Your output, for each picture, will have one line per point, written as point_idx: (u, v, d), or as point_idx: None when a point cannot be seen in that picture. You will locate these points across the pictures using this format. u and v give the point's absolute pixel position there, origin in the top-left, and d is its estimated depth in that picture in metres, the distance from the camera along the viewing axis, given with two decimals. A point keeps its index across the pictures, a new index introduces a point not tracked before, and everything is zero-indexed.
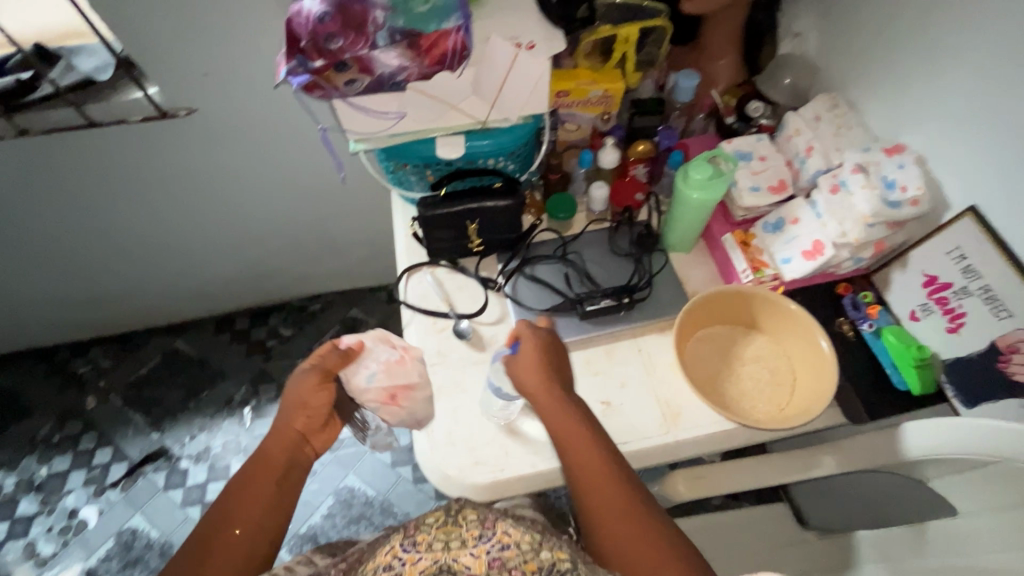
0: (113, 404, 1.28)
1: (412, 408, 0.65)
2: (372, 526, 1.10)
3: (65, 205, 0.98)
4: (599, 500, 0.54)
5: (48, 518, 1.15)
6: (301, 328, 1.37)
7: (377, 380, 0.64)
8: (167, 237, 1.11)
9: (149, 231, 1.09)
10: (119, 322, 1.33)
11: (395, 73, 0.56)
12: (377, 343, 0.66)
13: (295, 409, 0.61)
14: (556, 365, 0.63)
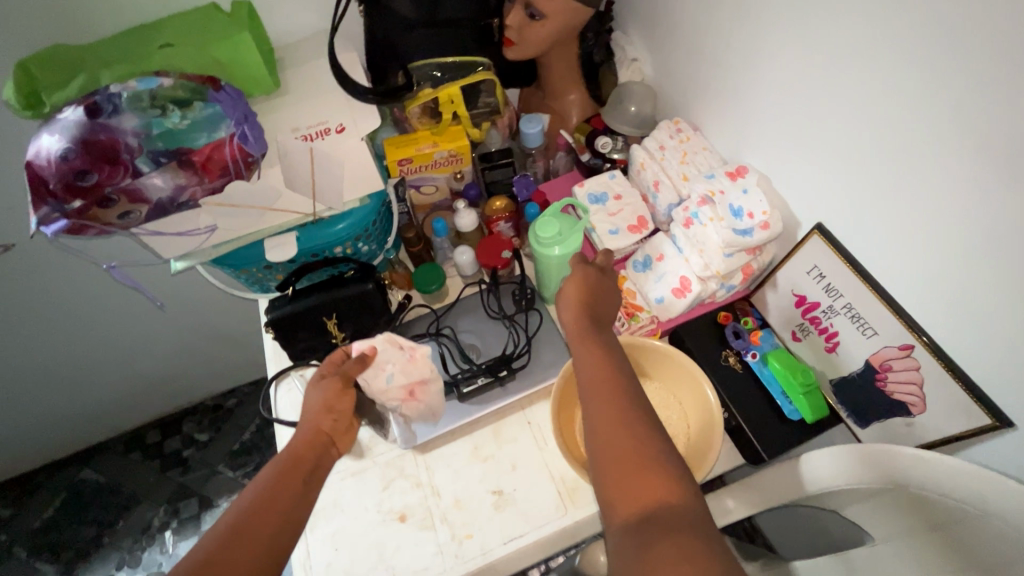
0: (18, 557, 1.16)
1: (430, 400, 0.61)
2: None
3: None
4: (608, 433, 0.41)
5: None
6: (219, 428, 1.27)
7: (395, 380, 0.58)
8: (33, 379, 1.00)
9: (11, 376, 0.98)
10: (10, 466, 1.20)
11: (174, 196, 0.51)
12: (386, 344, 0.59)
13: (317, 413, 0.52)
14: (598, 303, 0.52)
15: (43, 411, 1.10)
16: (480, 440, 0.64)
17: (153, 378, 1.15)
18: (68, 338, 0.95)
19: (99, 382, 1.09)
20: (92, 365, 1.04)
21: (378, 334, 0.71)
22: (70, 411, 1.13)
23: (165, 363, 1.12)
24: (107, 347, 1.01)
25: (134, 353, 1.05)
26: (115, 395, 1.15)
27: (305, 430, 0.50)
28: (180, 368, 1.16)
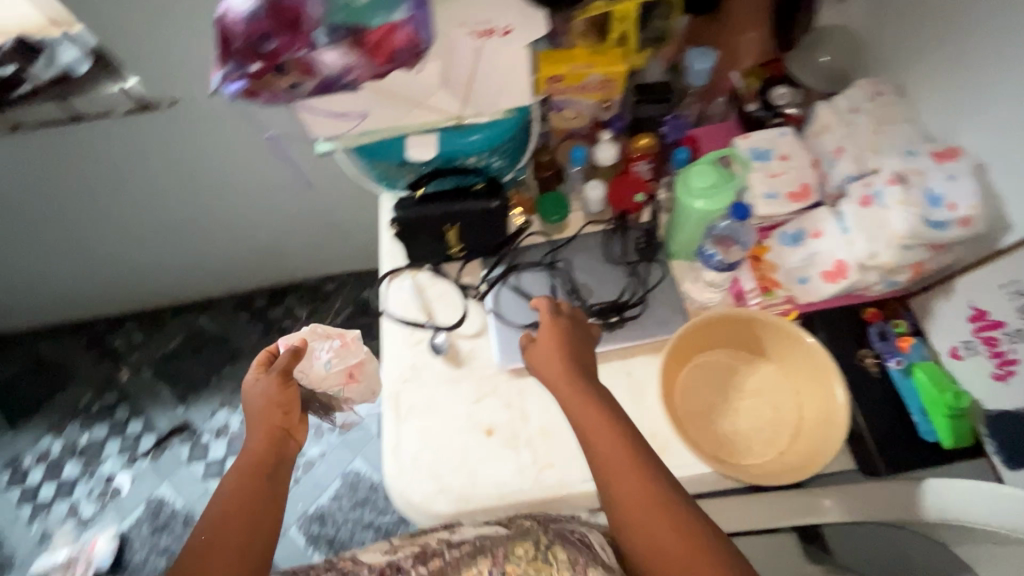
0: (145, 376, 1.35)
1: (366, 379, 0.78)
2: (378, 512, 1.13)
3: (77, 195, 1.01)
4: (629, 496, 0.47)
5: (89, 482, 1.23)
6: (317, 308, 1.38)
7: (332, 366, 0.75)
8: (176, 228, 1.12)
9: (159, 221, 1.09)
10: (146, 299, 1.38)
11: (341, 75, 0.50)
12: (318, 339, 0.76)
13: (264, 413, 0.61)
14: (576, 349, 0.57)
15: (178, 258, 1.23)
16: None
17: (269, 251, 1.25)
18: (209, 199, 1.03)
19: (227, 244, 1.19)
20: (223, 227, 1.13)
21: (493, 253, 0.72)
22: (199, 263, 1.26)
23: (282, 240, 1.21)
24: (237, 214, 1.09)
25: (258, 224, 1.14)
26: (237, 258, 1.26)
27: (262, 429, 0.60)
28: (293, 248, 1.24)
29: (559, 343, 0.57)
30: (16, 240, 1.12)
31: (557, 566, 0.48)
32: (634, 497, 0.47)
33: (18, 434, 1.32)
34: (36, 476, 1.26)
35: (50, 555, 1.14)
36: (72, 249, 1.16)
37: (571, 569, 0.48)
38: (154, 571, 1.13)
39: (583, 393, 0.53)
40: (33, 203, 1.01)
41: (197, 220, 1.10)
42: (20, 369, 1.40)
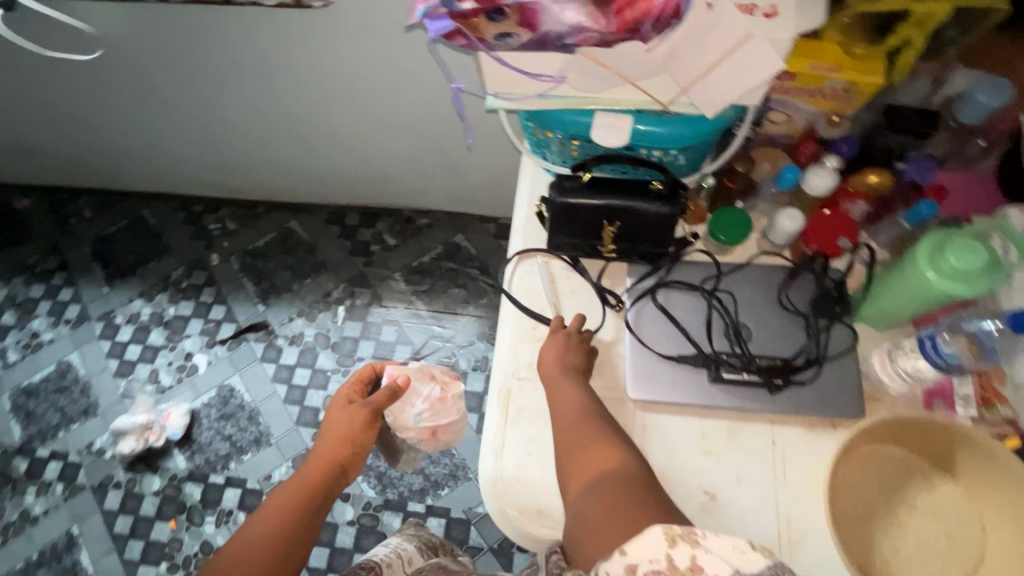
0: (232, 265, 1.37)
1: (448, 437, 0.85)
2: (431, 461, 1.12)
3: (208, 77, 0.99)
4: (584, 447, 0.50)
5: (170, 354, 1.29)
6: (406, 240, 1.33)
7: (420, 419, 0.82)
8: (295, 129, 1.10)
9: (282, 119, 1.08)
10: (245, 190, 1.37)
11: (566, 35, 0.42)
12: (421, 380, 0.83)
13: (334, 441, 0.71)
14: (575, 361, 0.58)
15: (287, 159, 1.21)
16: (711, 431, 0.56)
17: (377, 171, 1.20)
18: (339, 106, 1.01)
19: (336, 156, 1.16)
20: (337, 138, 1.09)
21: (645, 261, 0.63)
22: (303, 168, 1.23)
23: (394, 163, 1.16)
24: (361, 127, 1.06)
25: (379, 142, 1.10)
26: (345, 172, 1.23)
27: (325, 454, 0.70)
28: (402, 172, 1.19)
29: (557, 352, 0.58)
30: (141, 111, 1.12)
31: None
32: (589, 466, 0.49)
33: (112, 292, 1.38)
34: (124, 335, 1.33)
35: (130, 416, 1.20)
36: (192, 131, 1.16)
37: None
38: (217, 453, 1.19)
39: (563, 381, 0.56)
40: (166, 77, 1.00)
41: (321, 125, 1.07)
42: (121, 229, 1.44)
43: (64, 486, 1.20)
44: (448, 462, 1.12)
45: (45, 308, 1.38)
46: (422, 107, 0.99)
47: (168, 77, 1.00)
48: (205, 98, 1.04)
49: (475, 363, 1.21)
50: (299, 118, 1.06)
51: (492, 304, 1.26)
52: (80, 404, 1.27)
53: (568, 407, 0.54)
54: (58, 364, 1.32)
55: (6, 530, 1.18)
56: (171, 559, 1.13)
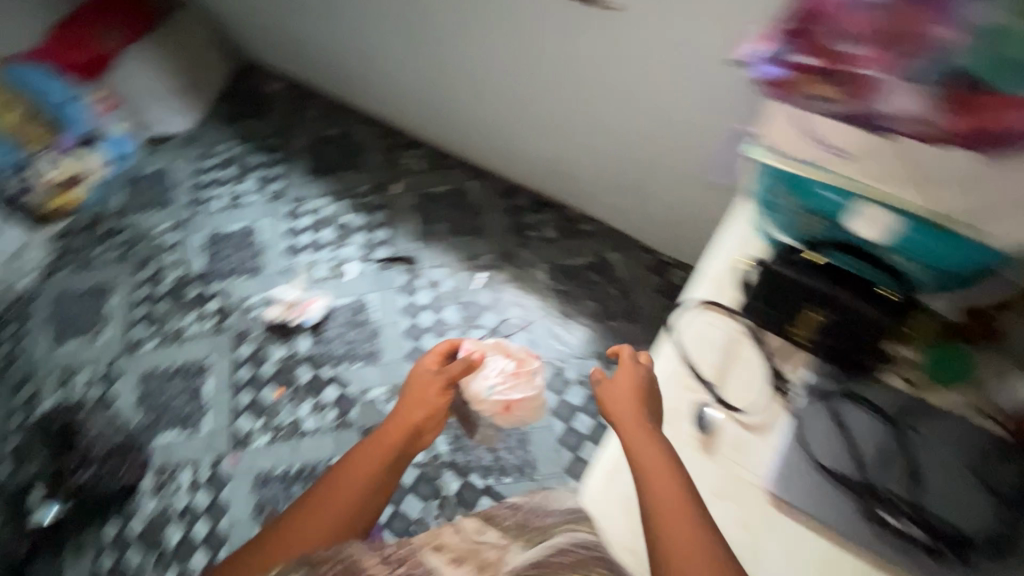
0: (408, 199, 1.50)
1: (521, 411, 1.16)
2: (506, 447, 1.15)
3: (476, 31, 1.10)
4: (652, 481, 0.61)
5: (332, 253, 1.45)
6: (564, 238, 1.37)
7: (493, 393, 1.14)
8: (515, 95, 1.17)
9: (510, 82, 1.15)
10: (446, 140, 1.50)
11: (893, 117, 0.52)
12: (496, 355, 1.18)
13: (414, 407, 0.87)
14: (649, 395, 0.69)
15: (492, 122, 1.29)
16: (822, 552, 0.63)
17: (567, 163, 1.25)
18: (571, 89, 1.06)
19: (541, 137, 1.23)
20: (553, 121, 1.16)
21: (835, 356, 0.69)
22: (505, 139, 1.32)
23: (589, 161, 1.19)
24: (578, 119, 1.12)
25: (587, 135, 1.14)
26: (535, 154, 1.28)
27: (401, 419, 0.85)
28: (592, 172, 1.23)
29: (632, 388, 0.69)
30: (402, 44, 1.27)
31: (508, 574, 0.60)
32: (664, 496, 0.59)
33: (309, 184, 1.59)
34: (304, 223, 1.52)
35: (285, 288, 1.41)
36: (431, 74, 1.29)
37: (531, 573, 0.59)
38: (334, 351, 1.32)
39: (642, 425, 0.65)
40: (442, 19, 1.13)
41: (543, 102, 1.14)
42: (335, 137, 1.65)
43: (215, 322, 1.41)
44: (520, 456, 1.14)
45: (257, 177, 1.63)
46: (653, 114, 1.01)
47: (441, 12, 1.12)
48: (461, 49, 1.16)
49: (582, 376, 1.21)
50: (528, 92, 1.15)
51: (619, 329, 1.25)
52: (252, 262, 1.48)
53: (647, 450, 0.63)
54: (248, 225, 1.55)
55: (165, 337, 1.41)
56: (266, 419, 1.27)
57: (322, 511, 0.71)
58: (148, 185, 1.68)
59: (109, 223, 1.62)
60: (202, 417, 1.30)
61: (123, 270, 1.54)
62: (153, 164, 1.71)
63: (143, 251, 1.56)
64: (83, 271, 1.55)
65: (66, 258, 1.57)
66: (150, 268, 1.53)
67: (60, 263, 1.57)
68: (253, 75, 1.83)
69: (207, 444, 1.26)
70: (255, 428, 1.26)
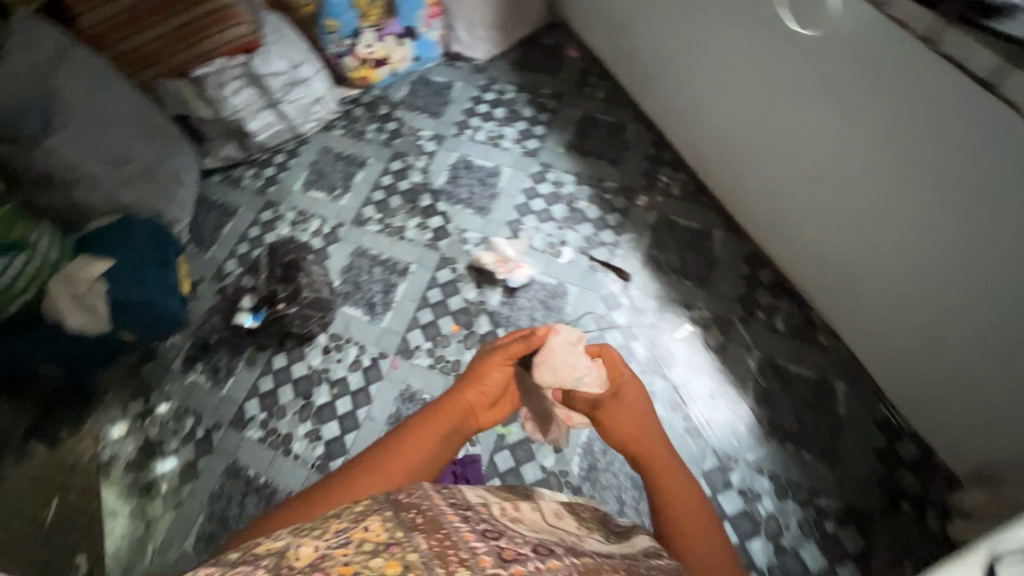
0: (648, 217, 1.45)
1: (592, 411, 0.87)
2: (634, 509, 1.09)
3: (826, 107, 0.99)
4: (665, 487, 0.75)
5: (555, 230, 1.45)
6: (793, 338, 1.22)
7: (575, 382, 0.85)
8: (814, 172, 1.08)
9: (814, 159, 1.07)
10: (717, 181, 1.41)
11: None
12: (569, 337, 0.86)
13: (485, 374, 0.86)
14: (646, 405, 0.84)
15: (770, 185, 1.22)
16: None
17: (836, 263, 1.13)
18: (884, 196, 0.95)
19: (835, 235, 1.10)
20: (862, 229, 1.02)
21: None
22: (788, 214, 1.21)
23: (863, 273, 1.07)
24: (895, 243, 0.97)
25: (872, 245, 1.03)
26: (806, 237, 1.18)
27: (457, 395, 0.84)
28: (852, 282, 1.10)
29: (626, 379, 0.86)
30: (731, 79, 1.19)
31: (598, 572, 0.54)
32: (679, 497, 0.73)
33: (564, 156, 1.60)
34: (543, 189, 1.54)
35: (506, 243, 1.41)
36: (743, 120, 1.21)
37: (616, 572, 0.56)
38: (515, 320, 1.33)
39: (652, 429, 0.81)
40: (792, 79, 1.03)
41: (844, 193, 1.03)
42: (607, 125, 1.64)
43: (431, 237, 1.49)
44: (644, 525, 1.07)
45: (521, 128, 1.68)
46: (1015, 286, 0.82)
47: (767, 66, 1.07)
48: (796, 115, 1.06)
49: (745, 487, 1.08)
50: (851, 188, 1.02)
51: (810, 464, 1.09)
52: (483, 202, 1.54)
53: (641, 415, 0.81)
54: (495, 167, 1.61)
55: (387, 228, 1.53)
56: (434, 345, 1.31)
57: (381, 468, 0.72)
58: (430, 91, 1.81)
59: (386, 109, 1.79)
60: (386, 313, 1.38)
61: (380, 153, 1.69)
62: (442, 76, 1.84)
63: (402, 146, 1.70)
64: (351, 140, 1.74)
65: (344, 124, 1.78)
66: (401, 163, 1.66)
67: (338, 125, 1.78)
68: (559, 34, 1.87)
69: (378, 337, 1.34)
70: (422, 348, 1.32)
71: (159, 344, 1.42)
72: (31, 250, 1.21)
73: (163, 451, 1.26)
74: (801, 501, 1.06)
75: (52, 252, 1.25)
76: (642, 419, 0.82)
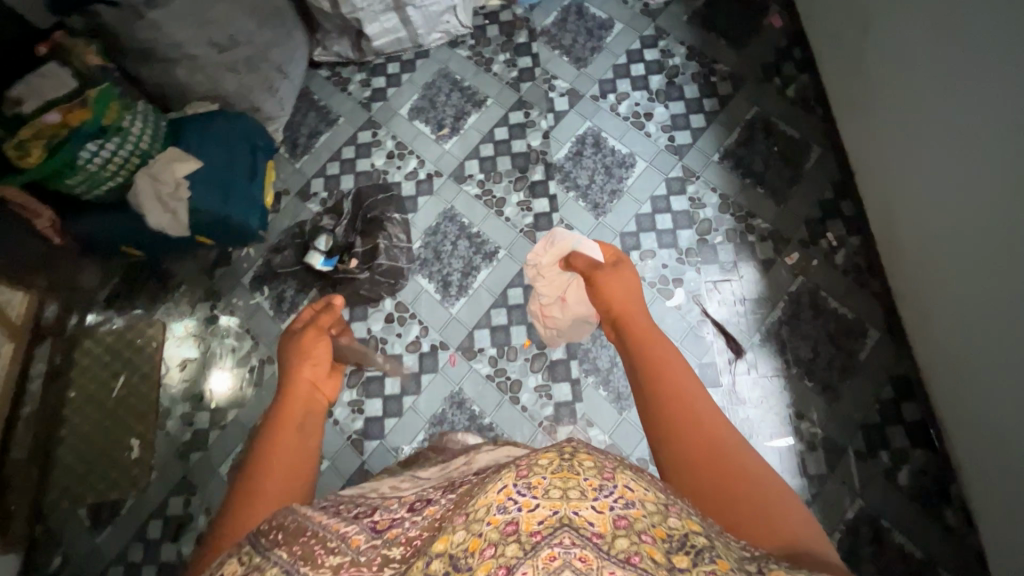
0: (790, 283, 1.18)
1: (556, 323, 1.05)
2: None
3: None
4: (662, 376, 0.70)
5: (672, 262, 1.22)
6: (911, 500, 1.01)
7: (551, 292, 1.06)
8: (975, 247, 0.91)
9: (978, 231, 0.90)
10: (898, 269, 1.10)
11: None
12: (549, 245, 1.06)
13: (307, 357, 0.77)
14: (628, 288, 0.86)
15: (925, 253, 1.02)
16: None
17: (966, 372, 0.95)
18: None
19: None
20: None
21: None
22: (979, 359, 0.92)
23: (995, 398, 0.89)
24: None
25: None
26: (977, 385, 0.93)
27: (293, 347, 0.82)
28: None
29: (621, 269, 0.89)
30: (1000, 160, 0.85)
31: (583, 475, 0.49)
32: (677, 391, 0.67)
33: (716, 166, 1.29)
34: (676, 204, 1.27)
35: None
36: (987, 218, 0.88)
37: (601, 478, 0.49)
38: (594, 359, 1.17)
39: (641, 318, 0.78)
40: None
41: (1007, 281, 0.85)
42: (782, 139, 1.30)
43: (530, 223, 1.30)
44: None
45: (675, 109, 1.36)
46: None
47: (963, 109, 0.90)
48: None
49: None
50: None
51: None
52: (600, 197, 1.30)
53: (635, 313, 0.81)
54: (629, 155, 1.34)
55: (485, 195, 1.35)
56: (500, 355, 1.20)
57: (268, 457, 0.63)
58: (582, 27, 1.48)
59: (524, 37, 1.50)
60: (458, 299, 1.26)
61: (501, 95, 1.45)
62: (602, 9, 1.49)
63: (529, 93, 1.44)
64: (475, 68, 1.49)
65: (472, 44, 1.52)
66: (523, 116, 1.42)
67: (465, 43, 1.53)
68: None
69: (444, 324, 1.24)
70: (486, 353, 1.20)
71: (234, 252, 1.39)
72: (123, 136, 1.13)
73: (219, 365, 1.30)
74: None
75: (143, 140, 1.17)
76: (623, 290, 0.85)
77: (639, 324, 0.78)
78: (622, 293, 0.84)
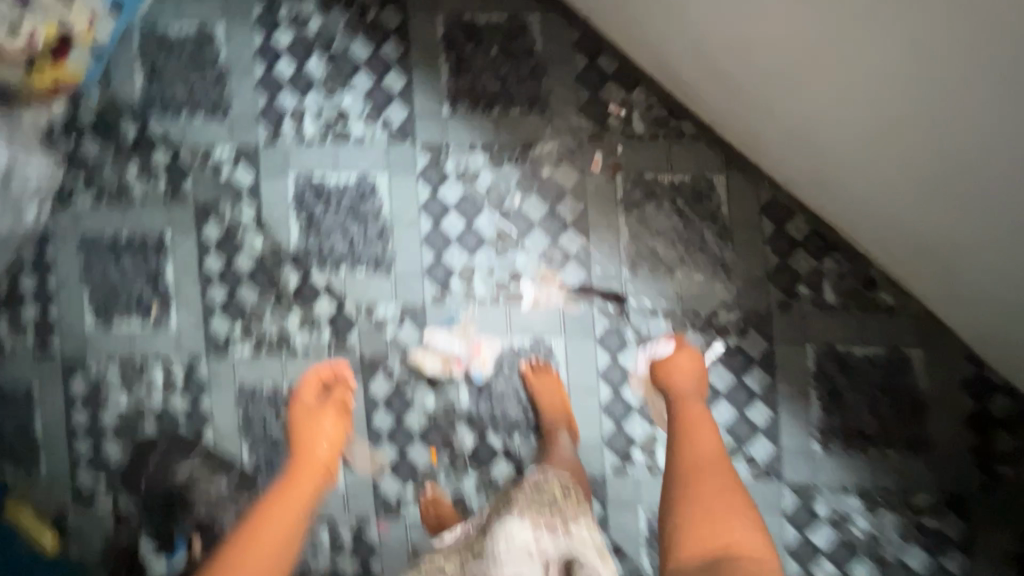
0: (614, 188, 0.98)
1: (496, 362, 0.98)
2: None
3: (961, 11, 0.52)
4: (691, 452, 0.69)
5: (495, 260, 0.99)
6: (849, 309, 0.93)
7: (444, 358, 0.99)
8: (870, 101, 0.66)
9: (861, 83, 0.65)
10: (701, 100, 0.91)
11: None
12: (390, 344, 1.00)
13: (317, 441, 0.76)
14: (693, 379, 0.81)
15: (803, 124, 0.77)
16: None
17: (882, 213, 0.80)
18: (971, 145, 0.61)
19: (912, 197, 0.73)
20: (970, 198, 0.66)
21: None
22: (824, 162, 0.80)
23: (953, 242, 0.74)
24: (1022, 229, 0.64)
25: (945, 206, 0.70)
26: (835, 184, 0.83)
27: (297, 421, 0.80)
28: (926, 250, 0.79)
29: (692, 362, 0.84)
30: None
31: None
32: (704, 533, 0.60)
33: (454, 119, 1.01)
34: (450, 195, 1.01)
35: (449, 338, 0.99)
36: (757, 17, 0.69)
37: None
38: (504, 415, 0.99)
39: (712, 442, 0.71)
40: None
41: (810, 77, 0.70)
42: (493, 32, 1.00)
43: (331, 335, 1.02)
44: None
45: (362, 85, 1.02)
46: None
47: None
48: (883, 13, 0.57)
49: (832, 515, 0.93)
50: (959, 140, 0.62)
51: (899, 463, 0.92)
52: (373, 249, 1.02)
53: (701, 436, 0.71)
54: (361, 179, 1.02)
55: (261, 343, 1.03)
56: (420, 488, 1.00)
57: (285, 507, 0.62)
58: (184, 63, 1.05)
59: (135, 127, 1.07)
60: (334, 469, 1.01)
61: (175, 218, 1.06)
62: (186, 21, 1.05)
63: (200, 191, 1.05)
64: (116, 208, 1.07)
65: (86, 182, 1.08)
66: (220, 225, 1.05)
67: (77, 186, 1.08)
68: None
69: (343, 505, 1.01)
70: (407, 496, 1.00)
71: None
72: None
73: None
74: (899, 507, 0.92)
75: None
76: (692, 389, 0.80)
77: (700, 425, 0.73)
78: (710, 446, 0.70)
